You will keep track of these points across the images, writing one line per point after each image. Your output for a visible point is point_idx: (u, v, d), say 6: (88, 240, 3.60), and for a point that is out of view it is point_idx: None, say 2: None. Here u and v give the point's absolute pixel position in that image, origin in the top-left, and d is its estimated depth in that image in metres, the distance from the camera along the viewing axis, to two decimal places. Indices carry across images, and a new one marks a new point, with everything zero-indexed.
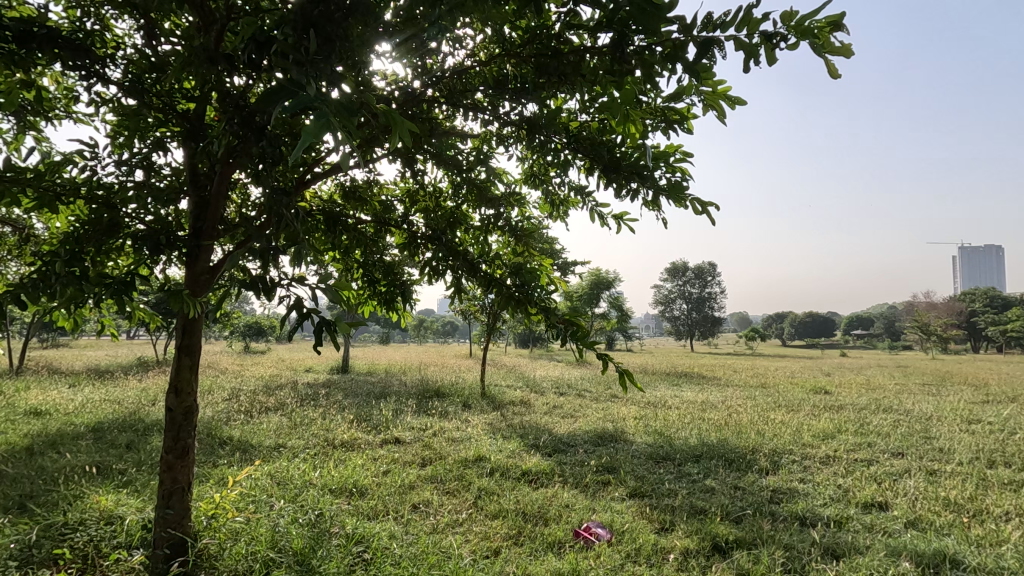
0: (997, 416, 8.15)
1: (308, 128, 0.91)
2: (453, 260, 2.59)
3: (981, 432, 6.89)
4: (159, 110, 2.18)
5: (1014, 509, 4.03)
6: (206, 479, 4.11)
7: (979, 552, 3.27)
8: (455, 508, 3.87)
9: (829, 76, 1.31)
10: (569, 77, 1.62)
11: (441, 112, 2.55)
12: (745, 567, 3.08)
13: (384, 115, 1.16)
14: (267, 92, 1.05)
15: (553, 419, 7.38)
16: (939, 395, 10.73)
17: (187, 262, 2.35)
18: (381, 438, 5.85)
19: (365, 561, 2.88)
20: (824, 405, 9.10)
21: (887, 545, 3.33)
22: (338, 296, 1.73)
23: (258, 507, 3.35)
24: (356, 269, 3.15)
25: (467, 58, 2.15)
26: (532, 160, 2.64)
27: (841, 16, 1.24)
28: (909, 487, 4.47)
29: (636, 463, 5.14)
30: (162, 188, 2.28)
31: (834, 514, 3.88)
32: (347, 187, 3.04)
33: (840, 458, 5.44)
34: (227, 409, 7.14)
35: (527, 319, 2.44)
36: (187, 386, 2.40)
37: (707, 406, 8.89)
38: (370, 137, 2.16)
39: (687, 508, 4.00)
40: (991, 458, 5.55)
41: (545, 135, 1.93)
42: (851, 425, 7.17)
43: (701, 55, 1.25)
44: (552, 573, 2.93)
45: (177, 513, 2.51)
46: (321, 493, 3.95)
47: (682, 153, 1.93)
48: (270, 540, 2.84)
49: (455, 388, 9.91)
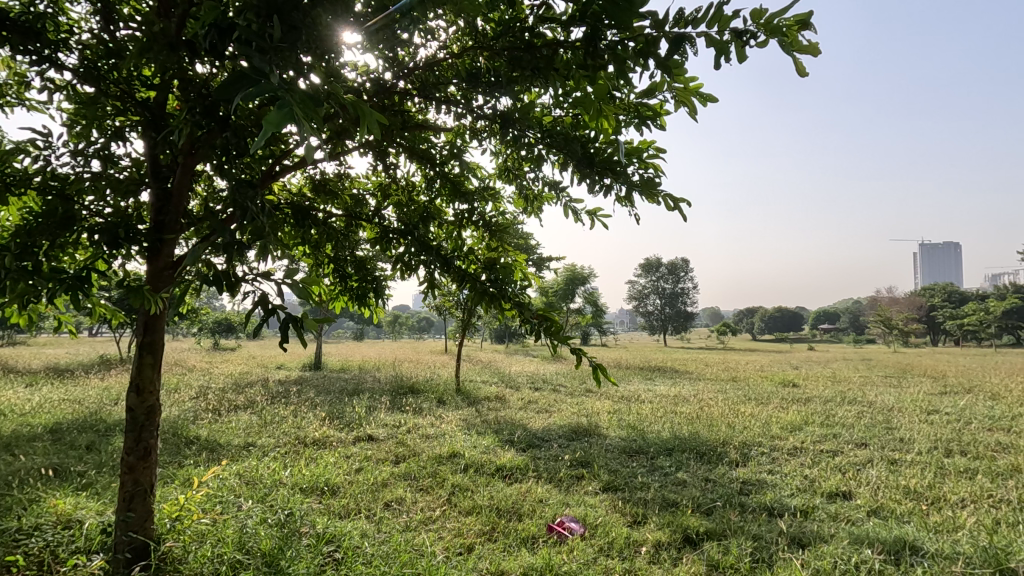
0: (954, 407, 8.46)
1: (270, 119, 0.86)
2: (426, 255, 2.56)
3: (940, 422, 7.14)
4: (117, 99, 2.08)
5: (969, 496, 4.19)
6: (171, 481, 3.98)
7: (937, 538, 3.38)
8: (428, 505, 3.84)
9: (797, 74, 1.31)
10: (542, 72, 1.58)
11: (414, 105, 2.52)
12: (715, 559, 3.12)
13: (352, 106, 1.12)
14: (228, 80, 1.01)
15: (529, 414, 7.41)
16: (899, 387, 11.15)
17: (149, 258, 2.25)
18: (353, 435, 5.76)
19: (336, 561, 2.85)
20: (792, 398, 9.34)
21: (850, 534, 3.42)
22: (306, 291, 1.66)
23: (226, 508, 3.26)
24: (327, 265, 3.09)
25: (439, 50, 2.13)
26: (506, 154, 2.63)
27: (809, 15, 1.24)
28: (871, 476, 4.62)
29: (610, 457, 5.20)
30: (122, 180, 2.18)
31: (801, 504, 3.98)
32: (316, 180, 2.97)
33: (808, 450, 5.58)
34: (195, 408, 6.94)
35: (501, 315, 2.42)
36: (150, 385, 2.31)
37: (679, 400, 9.03)
38: (340, 129, 2.11)
39: (660, 500, 4.06)
40: (949, 447, 5.76)
41: (519, 129, 1.89)
42: (818, 416, 7.38)
43: (673, 51, 1.24)
44: (525, 569, 2.92)
45: (139, 516, 2.42)
46: (291, 492, 3.87)
47: (656, 149, 1.93)
48: (237, 542, 2.76)
49: (430, 384, 9.87)
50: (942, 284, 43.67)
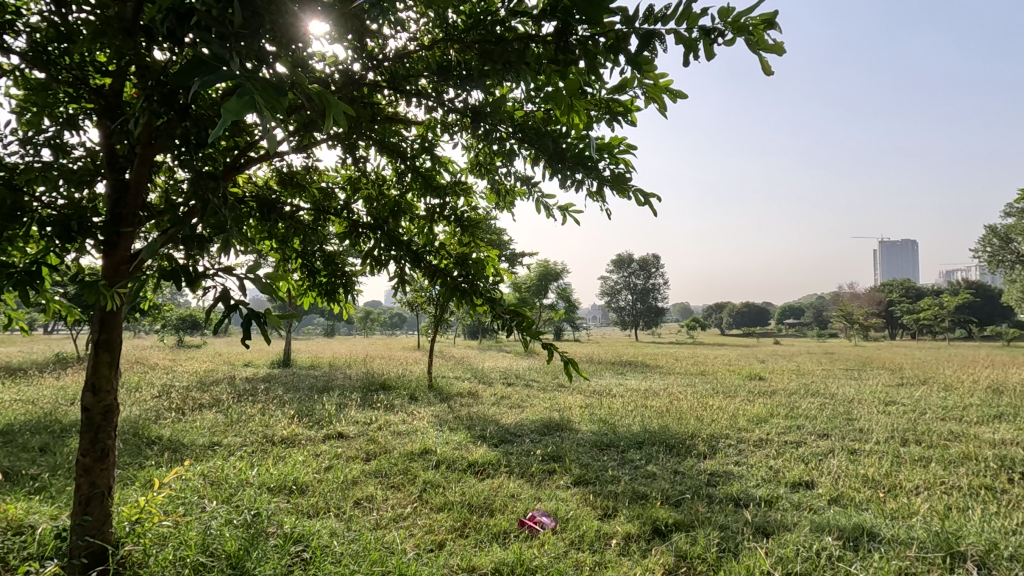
0: (910, 398, 8.81)
1: (229, 108, 0.82)
2: (396, 249, 2.50)
3: (896, 413, 7.43)
4: (69, 85, 1.98)
5: (923, 483, 4.37)
6: (132, 483, 3.85)
7: (893, 524, 3.51)
8: (399, 502, 3.81)
9: (763, 73, 1.33)
10: (513, 66, 1.54)
11: (384, 98, 2.48)
12: (683, 550, 3.18)
13: (317, 96, 1.08)
14: (184, 67, 0.96)
15: (501, 409, 7.43)
16: (859, 379, 11.59)
17: (105, 252, 2.15)
18: (323, 433, 5.67)
19: (304, 561, 2.80)
20: (758, 391, 9.59)
21: (812, 522, 3.53)
22: (271, 285, 1.61)
23: (189, 508, 3.17)
24: (294, 260, 3.01)
25: (409, 42, 2.09)
26: (478, 149, 2.61)
27: (775, 14, 1.26)
28: (832, 466, 4.77)
29: (582, 451, 5.24)
30: (75, 170, 2.08)
31: (766, 494, 4.08)
32: (283, 172, 2.89)
33: (773, 441, 5.72)
34: (157, 407, 6.73)
35: (472, 311, 2.40)
36: (107, 384, 2.22)
37: (649, 394, 9.16)
38: (308, 121, 2.05)
39: (630, 493, 4.11)
40: (905, 437, 6.00)
41: (490, 124, 1.88)
42: (782, 408, 7.60)
43: (643, 48, 1.24)
44: (496, 565, 2.92)
45: (96, 520, 2.33)
46: (258, 492, 3.78)
47: (626, 146, 1.95)
48: (200, 544, 2.69)
49: (402, 380, 9.79)
50: (899, 279, 45.41)
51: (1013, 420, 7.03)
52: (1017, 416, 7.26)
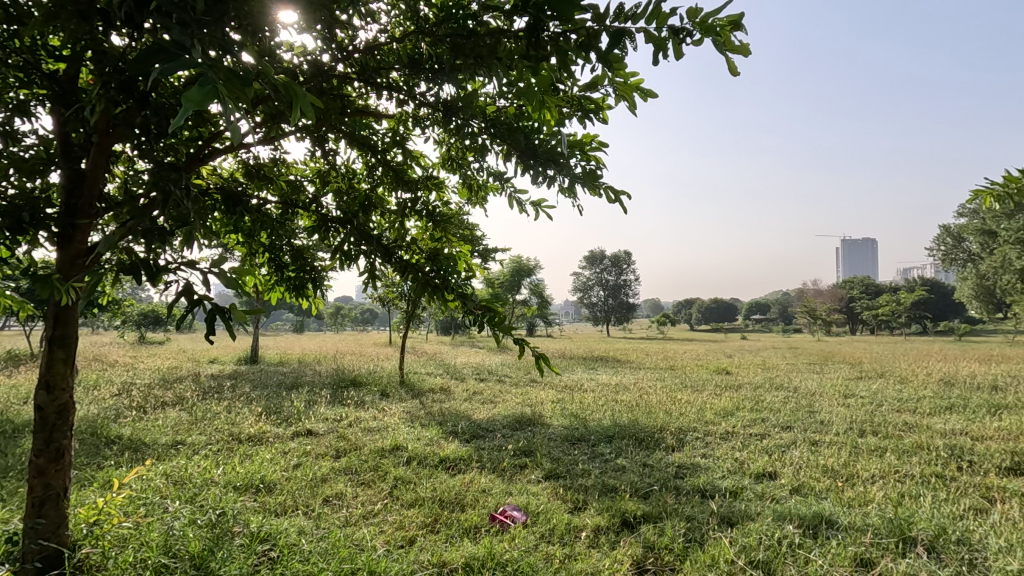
0: (867, 390, 9.16)
1: (190, 96, 0.80)
2: (366, 244, 2.46)
3: (855, 405, 7.71)
4: (20, 69, 1.88)
5: (879, 472, 4.55)
6: (89, 484, 3.73)
7: (850, 512, 3.65)
8: (368, 499, 3.78)
9: (730, 74, 1.35)
10: (484, 60, 1.52)
11: (354, 90, 2.45)
12: (651, 541, 3.24)
13: (285, 87, 1.06)
14: (142, 53, 0.93)
15: (473, 405, 7.44)
16: (821, 373, 12.01)
17: (59, 245, 2.06)
18: (291, 430, 5.57)
19: (271, 561, 2.75)
20: (725, 385, 9.83)
21: (774, 511, 3.64)
22: (236, 280, 1.56)
23: (150, 509, 3.07)
24: (261, 254, 2.94)
25: (380, 34, 2.06)
26: (450, 143, 2.60)
27: (741, 16, 1.28)
28: (795, 457, 4.92)
29: (553, 445, 5.29)
30: (26, 159, 1.98)
31: (731, 485, 4.19)
32: (249, 164, 2.82)
33: (738, 434, 5.87)
34: (116, 406, 6.50)
35: (444, 307, 2.39)
36: (62, 382, 2.14)
37: (620, 388, 9.30)
38: (275, 113, 2.01)
39: (600, 486, 4.17)
40: (862, 428, 6.23)
41: (462, 119, 1.89)
42: (747, 401, 7.81)
43: (613, 45, 1.25)
44: (467, 559, 2.92)
45: (51, 522, 2.25)
46: (224, 491, 3.70)
47: (598, 143, 1.96)
48: (163, 546, 2.62)
49: (372, 376, 9.70)
50: (859, 276, 46.98)
51: (963, 411, 7.37)
52: (966, 407, 7.61)
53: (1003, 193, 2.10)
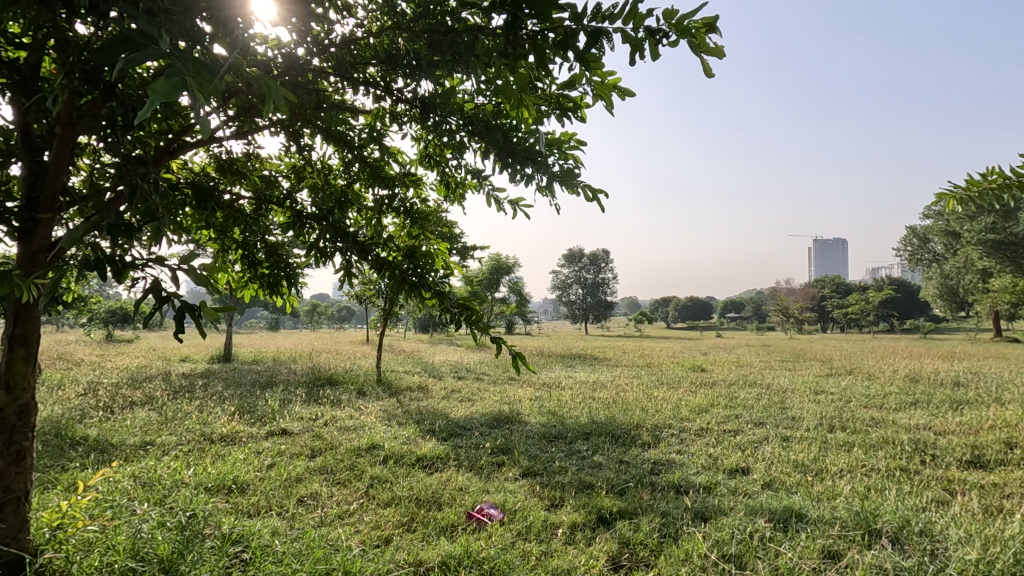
0: (837, 387, 9.39)
1: (156, 88, 0.77)
2: (341, 241, 2.44)
3: (825, 401, 7.91)
4: None
5: (847, 466, 4.68)
6: (53, 486, 3.61)
7: (819, 505, 3.75)
8: (344, 499, 3.74)
9: (704, 75, 1.37)
10: (462, 57, 1.51)
11: (330, 85, 2.42)
12: (625, 537, 3.27)
13: (257, 80, 1.03)
14: (105, 42, 0.89)
15: (451, 403, 7.40)
16: (792, 370, 12.30)
17: (21, 240, 1.99)
18: (265, 430, 5.48)
19: (243, 562, 2.71)
20: (700, 382, 9.97)
21: (746, 506, 3.71)
22: (207, 277, 1.53)
23: (118, 512, 2.99)
24: (234, 250, 2.88)
25: (357, 29, 2.04)
26: (427, 140, 2.58)
27: (715, 18, 1.30)
28: (766, 452, 5.03)
29: (530, 443, 5.30)
30: None
31: (705, 481, 4.25)
32: (221, 159, 2.76)
33: (712, 430, 5.97)
34: (81, 406, 6.30)
35: (421, 304, 2.36)
36: (23, 382, 2.06)
37: (597, 386, 9.38)
38: (249, 106, 1.97)
39: (577, 483, 4.19)
40: (832, 424, 6.39)
41: (440, 116, 1.87)
42: (722, 398, 7.94)
43: (590, 44, 1.25)
44: (443, 558, 2.92)
45: (12, 527, 2.17)
46: (194, 492, 3.62)
47: (576, 142, 1.97)
48: (130, 549, 2.55)
49: (349, 375, 9.60)
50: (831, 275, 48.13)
51: (926, 406, 7.61)
52: (930, 403, 7.85)
53: (964, 196, 2.15)
